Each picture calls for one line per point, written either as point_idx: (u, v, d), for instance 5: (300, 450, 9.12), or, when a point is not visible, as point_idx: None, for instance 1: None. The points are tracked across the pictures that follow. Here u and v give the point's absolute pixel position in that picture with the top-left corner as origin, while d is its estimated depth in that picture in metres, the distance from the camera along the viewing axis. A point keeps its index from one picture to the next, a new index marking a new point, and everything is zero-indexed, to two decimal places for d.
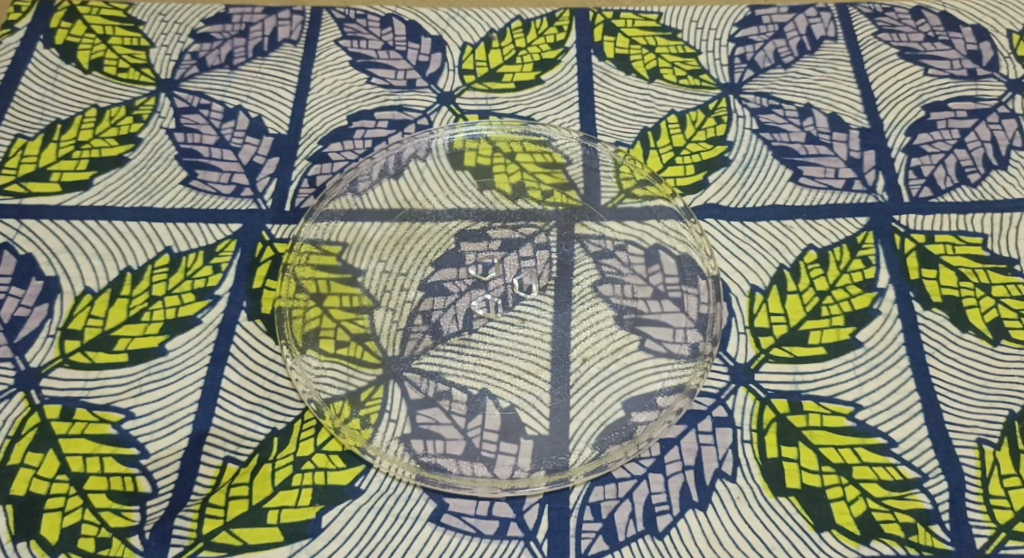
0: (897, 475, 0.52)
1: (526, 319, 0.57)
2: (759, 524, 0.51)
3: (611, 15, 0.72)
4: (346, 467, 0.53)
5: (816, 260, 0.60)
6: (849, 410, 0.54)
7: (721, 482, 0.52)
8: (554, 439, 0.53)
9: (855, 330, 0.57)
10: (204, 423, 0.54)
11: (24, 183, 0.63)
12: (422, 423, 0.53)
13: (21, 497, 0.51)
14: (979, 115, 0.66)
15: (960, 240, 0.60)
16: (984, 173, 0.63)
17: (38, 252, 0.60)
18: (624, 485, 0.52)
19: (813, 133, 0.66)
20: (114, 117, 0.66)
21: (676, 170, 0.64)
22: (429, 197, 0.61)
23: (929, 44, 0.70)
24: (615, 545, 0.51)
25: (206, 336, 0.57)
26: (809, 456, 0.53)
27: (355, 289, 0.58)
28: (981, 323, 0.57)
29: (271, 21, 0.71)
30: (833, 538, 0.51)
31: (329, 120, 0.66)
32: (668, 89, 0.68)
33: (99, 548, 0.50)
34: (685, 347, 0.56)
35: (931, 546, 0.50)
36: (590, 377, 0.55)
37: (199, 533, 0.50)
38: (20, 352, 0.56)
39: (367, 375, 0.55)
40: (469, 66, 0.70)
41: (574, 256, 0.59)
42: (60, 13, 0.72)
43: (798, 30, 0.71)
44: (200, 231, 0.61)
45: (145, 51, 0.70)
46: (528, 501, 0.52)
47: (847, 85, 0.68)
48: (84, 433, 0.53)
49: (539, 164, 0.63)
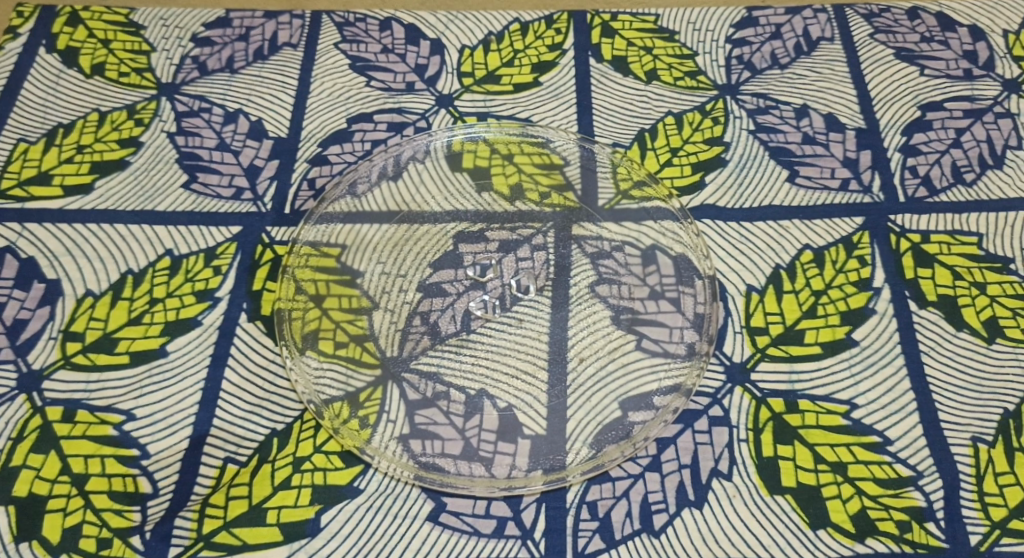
0: (892, 473, 0.53)
1: (523, 319, 0.57)
2: (754, 522, 0.51)
3: (609, 17, 0.73)
4: (345, 467, 0.53)
5: (812, 260, 0.60)
6: (845, 408, 0.55)
7: (716, 481, 0.53)
8: (550, 439, 0.53)
9: (850, 329, 0.57)
10: (204, 424, 0.54)
11: (26, 187, 0.63)
12: (420, 423, 0.54)
13: (23, 498, 0.52)
14: (975, 115, 0.67)
15: (955, 239, 0.61)
16: (980, 173, 0.64)
17: (40, 255, 0.60)
18: (620, 484, 0.53)
19: (809, 133, 0.66)
20: (115, 121, 0.67)
21: (673, 171, 0.64)
22: (427, 199, 0.62)
23: (925, 45, 0.71)
24: (612, 544, 0.51)
25: (207, 337, 0.57)
26: (804, 455, 0.53)
27: (354, 291, 0.58)
28: (976, 322, 0.58)
29: (271, 25, 0.72)
30: (827, 536, 0.51)
31: (328, 123, 0.67)
32: (665, 90, 0.69)
33: (100, 549, 0.50)
34: (681, 347, 0.56)
35: (926, 544, 0.51)
36: (587, 377, 0.55)
37: (199, 533, 0.51)
38: (22, 355, 0.57)
39: (366, 376, 0.55)
40: (467, 69, 0.70)
41: (571, 257, 0.60)
42: (62, 18, 0.72)
43: (795, 31, 0.72)
44: (201, 234, 0.61)
45: (146, 55, 0.71)
46: (526, 500, 0.52)
47: (844, 86, 0.69)
48: (85, 435, 0.54)
49: (537, 165, 0.63)
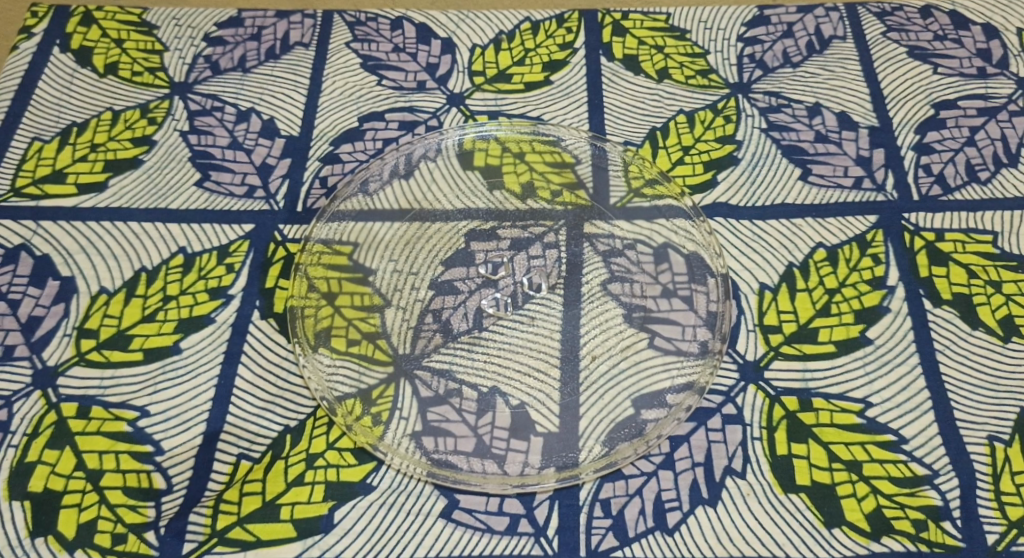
0: (907, 472, 0.52)
1: (536, 317, 0.57)
2: (769, 520, 0.51)
3: (620, 16, 0.73)
4: (358, 464, 0.53)
5: (825, 258, 0.60)
6: (859, 407, 0.54)
7: (731, 479, 0.52)
8: (563, 437, 0.53)
9: (864, 328, 0.57)
10: (218, 421, 0.54)
11: (41, 185, 0.64)
12: (432, 420, 0.54)
13: (38, 494, 0.52)
14: (989, 114, 0.66)
15: (970, 237, 0.60)
16: (994, 171, 0.63)
17: (55, 253, 0.61)
18: (634, 482, 0.52)
19: (822, 132, 0.66)
20: (128, 120, 0.67)
21: (685, 170, 0.64)
22: (439, 197, 0.62)
23: (937, 43, 0.70)
24: (626, 541, 0.51)
25: (220, 335, 0.57)
26: (819, 454, 0.53)
27: (366, 289, 0.58)
28: (991, 320, 0.57)
29: (283, 25, 0.72)
30: (843, 535, 0.51)
31: (340, 121, 0.67)
32: (676, 88, 0.69)
33: (115, 544, 0.50)
34: (694, 345, 0.56)
35: (942, 543, 0.50)
36: (600, 375, 0.55)
37: (213, 529, 0.51)
38: (37, 351, 0.57)
39: (379, 373, 0.55)
40: (478, 68, 0.70)
41: (584, 255, 0.59)
42: (76, 18, 0.73)
43: (807, 30, 0.72)
44: (213, 232, 0.61)
45: (159, 55, 0.71)
46: (539, 498, 0.52)
47: (856, 84, 0.68)
48: (100, 431, 0.54)
49: (549, 163, 0.63)
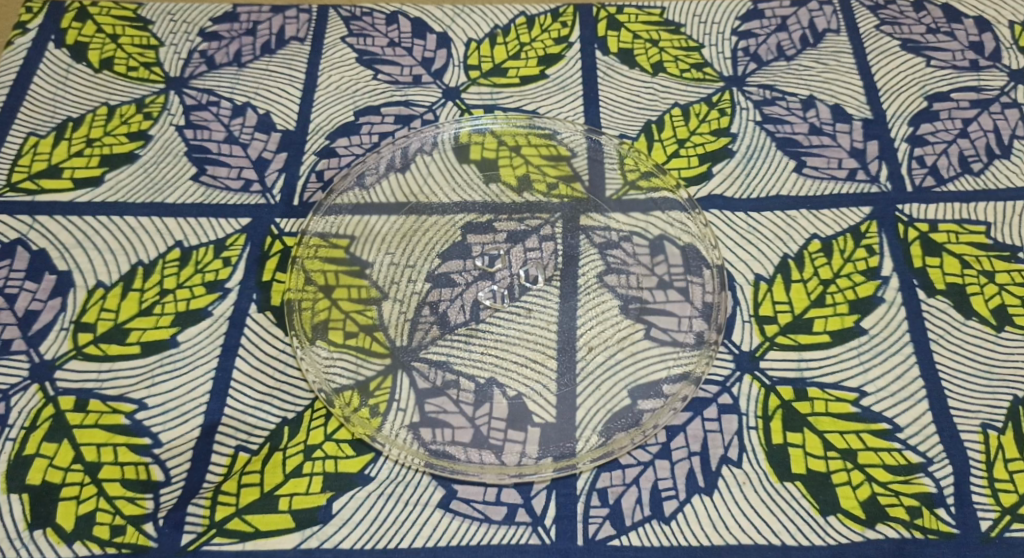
0: (902, 460, 0.53)
1: (532, 309, 0.57)
2: (764, 508, 0.51)
3: (614, 10, 0.73)
4: (356, 455, 0.53)
5: (820, 249, 0.60)
6: (854, 396, 0.55)
7: (727, 468, 0.53)
8: (561, 427, 0.53)
9: (858, 318, 0.57)
10: (215, 414, 0.55)
11: (37, 180, 0.64)
12: (430, 411, 0.54)
13: (37, 486, 0.52)
14: (981, 106, 0.67)
15: (964, 228, 0.61)
16: (987, 163, 0.64)
17: (51, 247, 0.61)
18: (630, 471, 0.53)
19: (816, 124, 0.66)
20: (124, 115, 0.67)
21: (680, 162, 0.64)
22: (434, 190, 0.62)
23: (930, 36, 0.71)
24: (623, 530, 0.51)
25: (217, 327, 0.58)
26: (814, 442, 0.53)
27: (363, 282, 0.58)
28: (984, 309, 0.58)
29: (278, 20, 0.72)
30: (839, 522, 0.51)
31: (335, 116, 0.67)
32: (671, 81, 0.69)
33: (114, 535, 0.51)
34: (690, 336, 0.56)
35: (936, 529, 0.50)
36: (596, 366, 0.55)
37: (211, 520, 0.51)
38: (34, 345, 0.57)
39: (376, 365, 0.55)
40: (474, 62, 0.70)
41: (579, 246, 0.60)
42: (71, 13, 0.73)
43: (801, 23, 0.72)
44: (210, 226, 0.62)
45: (154, 50, 0.71)
46: (536, 487, 0.52)
47: (851, 77, 0.69)
48: (98, 424, 0.54)
49: (545, 157, 0.64)
